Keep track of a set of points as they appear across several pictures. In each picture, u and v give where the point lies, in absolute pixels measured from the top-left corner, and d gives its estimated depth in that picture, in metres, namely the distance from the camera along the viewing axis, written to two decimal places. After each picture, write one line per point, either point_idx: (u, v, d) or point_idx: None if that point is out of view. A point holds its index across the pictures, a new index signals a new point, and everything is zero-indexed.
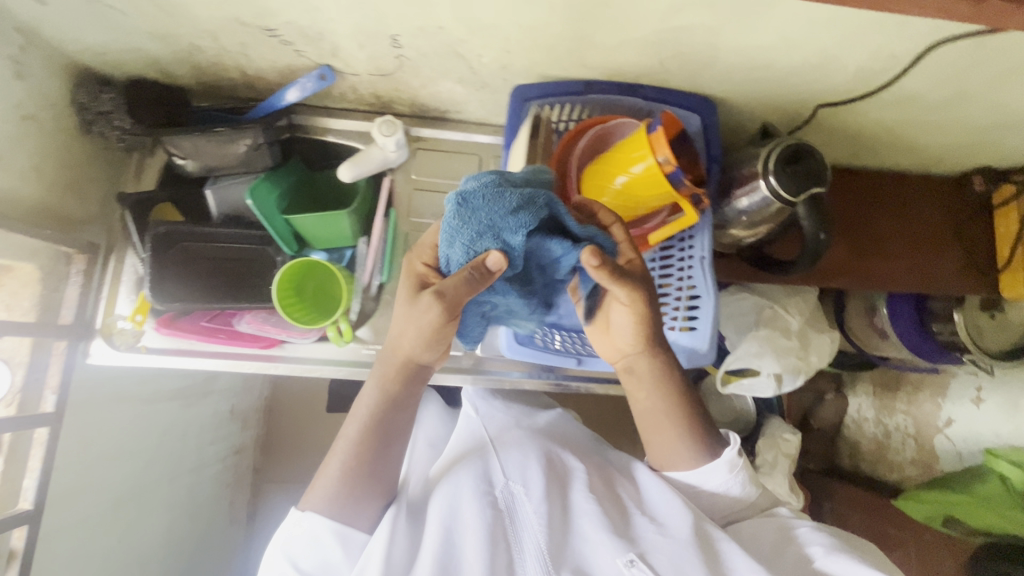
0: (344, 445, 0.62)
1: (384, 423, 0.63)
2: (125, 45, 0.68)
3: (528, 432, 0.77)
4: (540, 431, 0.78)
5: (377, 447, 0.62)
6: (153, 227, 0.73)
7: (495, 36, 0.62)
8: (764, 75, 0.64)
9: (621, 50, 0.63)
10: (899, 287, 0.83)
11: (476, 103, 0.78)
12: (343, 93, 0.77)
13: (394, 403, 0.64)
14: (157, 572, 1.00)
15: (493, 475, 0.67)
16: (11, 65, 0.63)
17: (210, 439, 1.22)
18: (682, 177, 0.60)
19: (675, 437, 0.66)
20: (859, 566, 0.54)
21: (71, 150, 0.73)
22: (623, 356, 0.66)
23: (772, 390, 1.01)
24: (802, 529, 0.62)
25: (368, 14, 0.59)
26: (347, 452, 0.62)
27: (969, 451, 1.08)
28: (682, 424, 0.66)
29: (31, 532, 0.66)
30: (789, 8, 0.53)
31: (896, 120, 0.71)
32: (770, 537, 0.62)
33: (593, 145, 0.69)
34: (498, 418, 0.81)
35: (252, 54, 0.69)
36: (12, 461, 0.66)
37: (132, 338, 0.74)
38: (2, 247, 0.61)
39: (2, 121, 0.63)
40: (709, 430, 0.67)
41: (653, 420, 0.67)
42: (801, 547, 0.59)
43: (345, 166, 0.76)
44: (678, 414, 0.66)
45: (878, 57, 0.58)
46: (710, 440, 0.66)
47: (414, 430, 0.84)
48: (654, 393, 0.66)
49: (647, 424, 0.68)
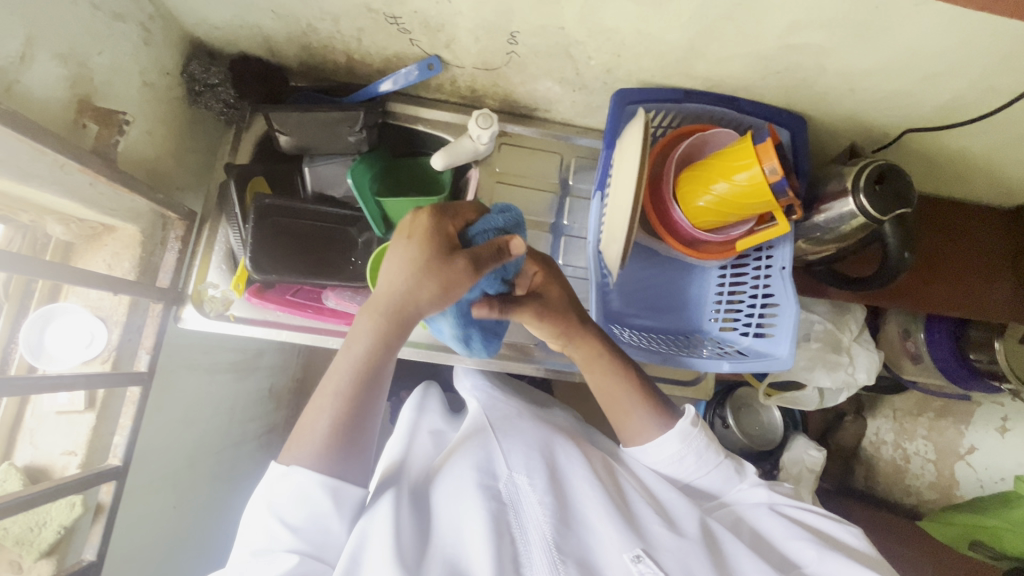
0: (330, 393, 0.55)
1: (377, 371, 0.56)
2: (241, 19, 0.68)
3: (528, 418, 0.75)
4: (540, 419, 0.76)
5: (367, 398, 0.56)
6: (258, 198, 0.75)
7: (612, 41, 0.65)
8: (861, 97, 0.67)
9: (729, 63, 0.66)
10: (959, 311, 0.86)
11: (568, 103, 0.80)
12: (441, 83, 0.79)
13: (384, 349, 0.56)
14: (202, 542, 1.00)
15: (495, 464, 0.65)
16: (141, 32, 0.65)
17: (251, 416, 1.16)
18: (786, 188, 0.64)
19: (629, 412, 0.70)
20: (842, 563, 0.57)
21: (177, 119, 0.74)
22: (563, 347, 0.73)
23: (814, 402, 1.05)
24: (766, 513, 0.65)
25: (496, 10, 0.62)
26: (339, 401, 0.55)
27: (990, 478, 1.11)
28: (632, 396, 0.70)
29: (118, 487, 0.67)
30: (907, 36, 0.56)
31: (975, 149, 0.73)
32: (747, 529, 0.65)
33: (689, 153, 0.73)
34: (500, 407, 0.76)
35: (365, 40, 0.71)
36: (106, 416, 0.69)
37: (222, 307, 0.77)
38: (102, 204, 0.63)
39: (128, 86, 0.65)
40: (661, 402, 0.71)
41: (604, 397, 0.71)
42: (775, 540, 0.63)
43: (439, 155, 0.78)
44: (629, 387, 0.70)
45: (978, 88, 0.61)
46: (665, 410, 0.70)
47: (416, 416, 0.78)
48: (598, 373, 0.71)
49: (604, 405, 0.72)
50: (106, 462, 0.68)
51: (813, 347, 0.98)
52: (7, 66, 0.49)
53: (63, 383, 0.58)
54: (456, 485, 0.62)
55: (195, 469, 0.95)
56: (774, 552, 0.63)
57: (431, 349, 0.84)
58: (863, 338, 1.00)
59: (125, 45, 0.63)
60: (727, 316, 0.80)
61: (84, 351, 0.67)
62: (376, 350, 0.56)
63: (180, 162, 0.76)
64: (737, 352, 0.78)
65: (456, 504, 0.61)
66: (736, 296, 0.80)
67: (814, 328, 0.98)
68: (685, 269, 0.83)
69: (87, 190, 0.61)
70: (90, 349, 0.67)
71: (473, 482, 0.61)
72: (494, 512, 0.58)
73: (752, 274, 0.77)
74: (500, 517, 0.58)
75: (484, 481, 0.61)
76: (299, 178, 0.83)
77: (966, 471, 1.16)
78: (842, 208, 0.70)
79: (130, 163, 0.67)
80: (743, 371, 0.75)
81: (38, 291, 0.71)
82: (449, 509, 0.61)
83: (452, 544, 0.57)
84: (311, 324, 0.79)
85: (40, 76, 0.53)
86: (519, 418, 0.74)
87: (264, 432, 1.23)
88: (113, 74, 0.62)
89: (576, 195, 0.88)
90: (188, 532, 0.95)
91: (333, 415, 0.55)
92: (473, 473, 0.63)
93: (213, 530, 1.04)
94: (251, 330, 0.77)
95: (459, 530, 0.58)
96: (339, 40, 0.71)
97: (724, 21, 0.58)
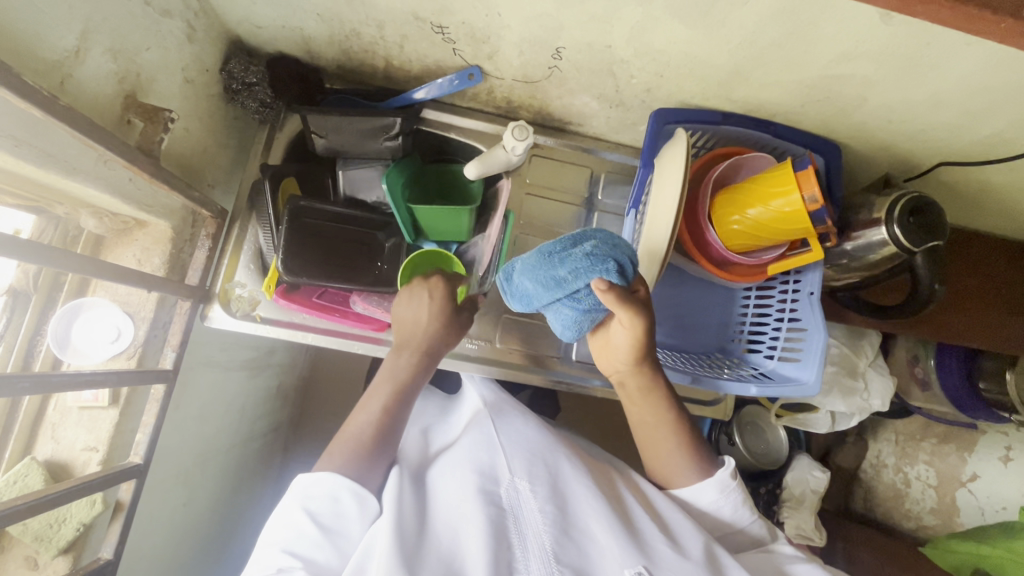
0: (366, 414, 0.68)
1: (409, 390, 0.70)
2: (286, 22, 0.68)
3: (534, 424, 0.75)
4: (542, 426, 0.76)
5: (399, 411, 0.69)
6: (293, 201, 0.75)
7: (657, 61, 0.65)
8: (899, 128, 0.68)
9: (771, 89, 0.66)
10: (975, 341, 0.87)
11: (603, 119, 0.81)
12: (478, 93, 0.79)
13: (411, 374, 0.71)
14: (207, 540, 0.99)
15: (496, 467, 0.66)
16: (186, 28, 0.65)
17: (261, 414, 1.16)
18: (824, 217, 0.64)
19: (669, 452, 0.71)
20: None
21: (212, 116, 0.74)
22: (617, 373, 0.72)
23: (826, 425, 1.06)
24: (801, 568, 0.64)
25: (545, 26, 0.62)
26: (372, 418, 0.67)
27: (991, 507, 1.10)
28: (677, 440, 0.70)
29: (138, 486, 0.66)
30: (954, 73, 0.56)
31: (1005, 183, 0.74)
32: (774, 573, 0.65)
33: (724, 174, 0.73)
34: (503, 407, 0.78)
35: (407, 47, 0.71)
36: (129, 412, 0.68)
37: (248, 306, 0.76)
38: (142, 197, 0.63)
39: (170, 82, 0.64)
40: (701, 450, 0.71)
41: (648, 432, 0.72)
42: None
43: (473, 164, 0.78)
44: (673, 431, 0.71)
45: (1016, 127, 0.62)
46: (706, 458, 0.71)
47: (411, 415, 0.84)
48: (648, 408, 0.71)
49: (647, 441, 0.73)
50: (126, 460, 0.67)
51: (829, 371, 0.98)
52: (62, 60, 0.49)
53: (94, 379, 0.58)
54: (456, 485, 0.65)
55: (206, 467, 0.94)
56: None
57: (457, 359, 0.82)
58: (878, 363, 1.00)
59: (171, 42, 0.63)
60: (751, 338, 0.80)
61: (110, 347, 0.66)
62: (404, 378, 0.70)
63: (213, 159, 0.76)
64: (759, 374, 0.78)
65: (456, 505, 0.63)
66: (761, 318, 0.80)
67: (831, 352, 0.98)
68: (713, 289, 0.84)
69: (126, 185, 0.61)
70: (116, 345, 0.66)
71: (473, 484, 0.63)
72: (494, 515, 0.60)
73: (779, 297, 0.77)
74: (499, 521, 0.60)
75: (484, 483, 0.64)
76: (330, 180, 0.84)
77: (967, 497, 1.14)
78: (872, 236, 0.71)
79: (168, 160, 0.67)
80: (767, 395, 0.74)
81: (67, 283, 0.70)
82: (448, 508, 0.63)
83: (449, 542, 0.59)
84: (337, 329, 0.78)
85: (93, 70, 0.53)
86: (523, 423, 0.75)
87: (271, 431, 1.22)
88: (157, 70, 0.62)
89: (604, 209, 0.88)
90: (196, 530, 0.94)
91: (367, 431, 0.66)
92: (474, 475, 0.65)
93: (219, 529, 1.03)
94: (274, 331, 0.76)
95: (456, 529, 0.61)
96: (381, 45, 0.71)
97: (773, 48, 0.58)
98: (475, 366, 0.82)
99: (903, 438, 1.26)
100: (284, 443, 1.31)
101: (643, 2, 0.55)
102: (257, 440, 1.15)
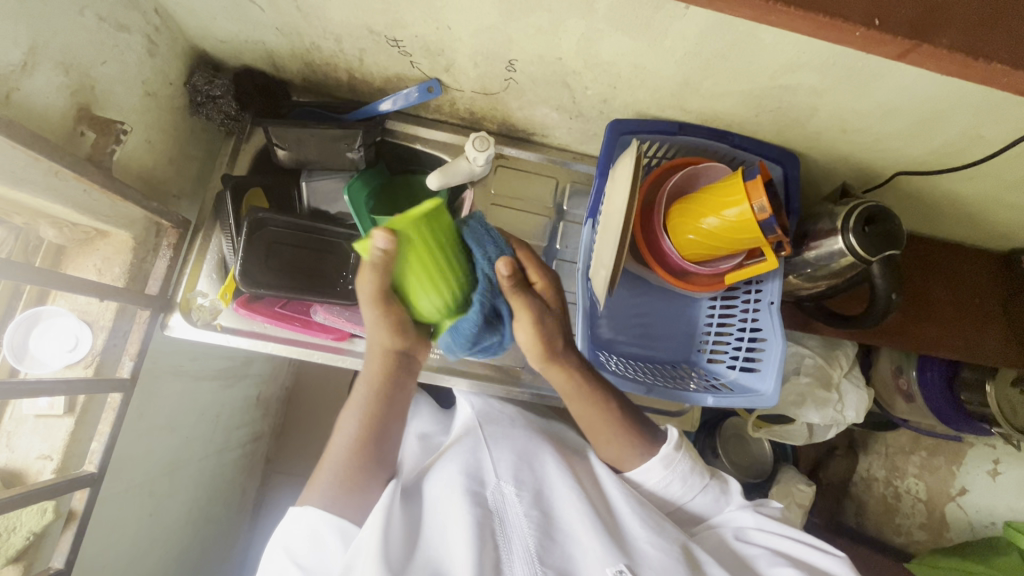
0: (339, 444, 0.65)
1: (379, 416, 0.64)
2: (248, 36, 0.69)
3: (521, 425, 0.77)
4: (534, 426, 0.79)
5: (379, 434, 0.65)
6: (253, 211, 0.74)
7: (608, 72, 0.65)
8: (853, 136, 0.67)
9: (723, 99, 0.67)
10: (948, 351, 0.86)
11: (565, 130, 0.81)
12: (440, 104, 0.80)
13: (386, 399, 0.64)
14: (177, 551, 0.97)
15: (482, 469, 0.68)
16: (145, 43, 0.66)
17: (238, 423, 1.15)
18: (773, 226, 0.64)
19: (611, 441, 0.70)
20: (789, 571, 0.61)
21: (176, 127, 0.76)
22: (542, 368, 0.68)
23: (803, 437, 1.04)
24: (732, 535, 0.68)
25: (495, 39, 0.63)
26: (343, 448, 0.64)
27: (981, 522, 1.06)
28: (614, 430, 0.70)
29: (91, 495, 0.67)
30: (895, 83, 0.56)
31: (970, 190, 0.73)
32: (716, 548, 0.66)
33: (682, 183, 0.74)
34: (495, 414, 0.78)
35: (367, 59, 0.71)
36: (86, 421, 0.69)
37: (209, 316, 0.77)
38: (100, 212, 0.65)
39: (128, 94, 0.66)
40: (646, 432, 0.71)
41: (592, 427, 0.70)
42: (744, 554, 0.66)
43: (435, 174, 0.79)
44: (614, 421, 0.69)
45: (967, 135, 0.62)
46: (651, 437, 0.71)
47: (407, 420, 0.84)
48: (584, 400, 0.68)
49: (590, 431, 0.71)
50: (81, 469, 0.68)
51: (803, 382, 0.96)
52: (8, 74, 0.51)
53: (43, 388, 0.58)
54: (443, 488, 0.66)
55: (177, 477, 0.93)
56: (738, 560, 0.65)
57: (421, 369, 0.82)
58: (852, 374, 0.99)
59: (130, 56, 0.65)
60: (714, 348, 0.80)
61: (67, 355, 0.67)
62: (374, 402, 0.64)
63: (177, 170, 0.77)
64: (722, 386, 0.78)
65: (444, 508, 0.64)
66: (725, 328, 0.80)
67: (804, 362, 0.96)
68: (676, 299, 0.83)
69: (81, 197, 0.62)
70: (73, 354, 0.68)
71: (460, 485, 0.65)
72: (479, 516, 0.61)
73: (742, 307, 0.78)
74: (485, 521, 0.61)
75: (470, 484, 0.65)
76: (297, 193, 0.84)
77: (957, 511, 1.10)
78: (832, 245, 0.70)
79: (125, 172, 0.68)
80: (727, 405, 0.75)
81: (27, 294, 0.72)
82: (436, 513, 0.64)
83: (437, 548, 0.61)
84: (297, 337, 0.78)
85: (41, 85, 0.55)
86: (510, 425, 0.77)
87: (250, 441, 1.21)
88: (114, 83, 0.63)
89: (570, 219, 0.88)
90: (167, 542, 0.94)
91: (345, 452, 0.64)
92: (462, 476, 0.66)
93: (192, 539, 1.02)
94: (237, 341, 0.76)
95: (443, 532, 0.62)
96: (341, 58, 0.72)
97: (718, 59, 0.58)
98: (442, 376, 0.81)
99: (892, 450, 1.22)
100: (264, 452, 1.30)
101: (586, 14, 0.56)
102: (233, 449, 1.14)
